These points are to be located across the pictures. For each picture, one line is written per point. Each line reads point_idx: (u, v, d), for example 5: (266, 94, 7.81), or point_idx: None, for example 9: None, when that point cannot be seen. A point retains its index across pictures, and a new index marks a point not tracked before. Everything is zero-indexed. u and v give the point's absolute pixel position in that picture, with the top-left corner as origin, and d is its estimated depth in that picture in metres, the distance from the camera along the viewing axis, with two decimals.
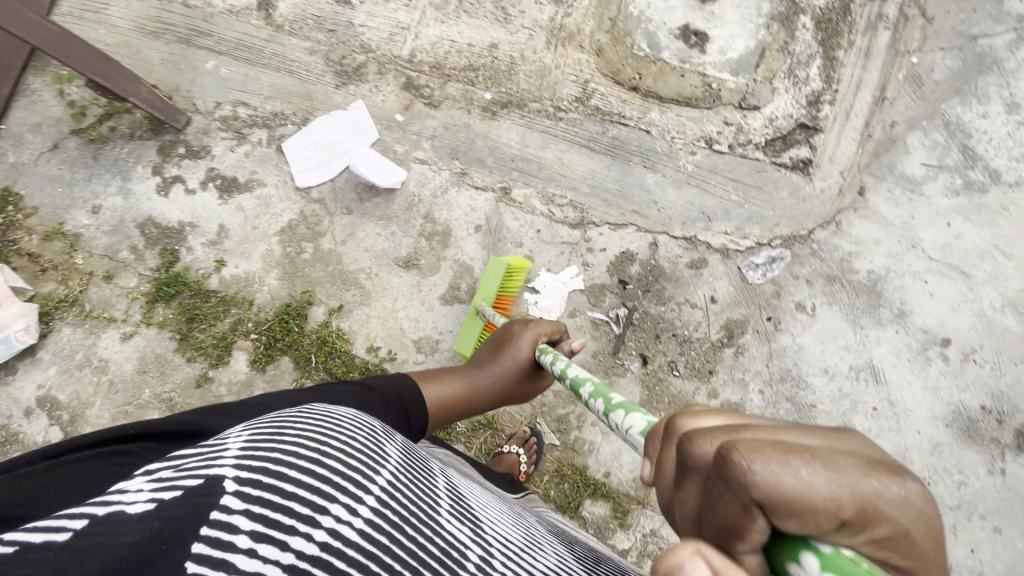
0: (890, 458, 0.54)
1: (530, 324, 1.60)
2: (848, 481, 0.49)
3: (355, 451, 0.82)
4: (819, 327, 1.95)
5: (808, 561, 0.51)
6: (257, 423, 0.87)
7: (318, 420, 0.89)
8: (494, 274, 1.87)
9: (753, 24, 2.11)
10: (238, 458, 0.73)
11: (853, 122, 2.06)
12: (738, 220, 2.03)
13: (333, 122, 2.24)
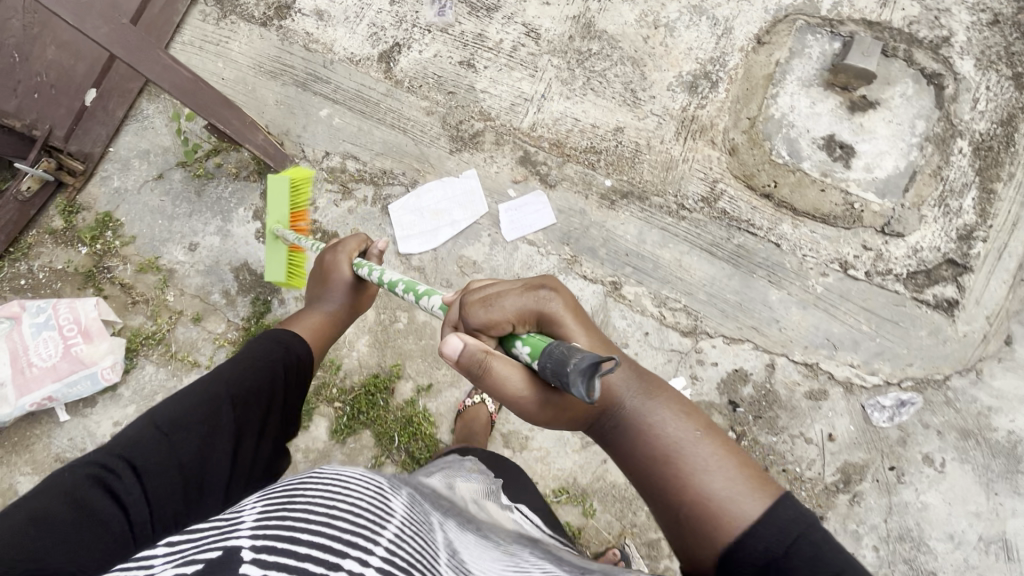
0: (554, 287, 1.06)
1: (336, 245, 1.54)
2: (526, 300, 1.02)
3: (364, 510, 0.75)
4: (947, 486, 1.79)
5: (518, 346, 1.00)
6: (268, 492, 0.82)
7: (321, 482, 0.83)
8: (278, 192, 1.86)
9: (904, 143, 1.97)
10: (252, 530, 0.66)
11: (1006, 262, 1.90)
12: (867, 354, 1.89)
13: (427, 190, 2.17)
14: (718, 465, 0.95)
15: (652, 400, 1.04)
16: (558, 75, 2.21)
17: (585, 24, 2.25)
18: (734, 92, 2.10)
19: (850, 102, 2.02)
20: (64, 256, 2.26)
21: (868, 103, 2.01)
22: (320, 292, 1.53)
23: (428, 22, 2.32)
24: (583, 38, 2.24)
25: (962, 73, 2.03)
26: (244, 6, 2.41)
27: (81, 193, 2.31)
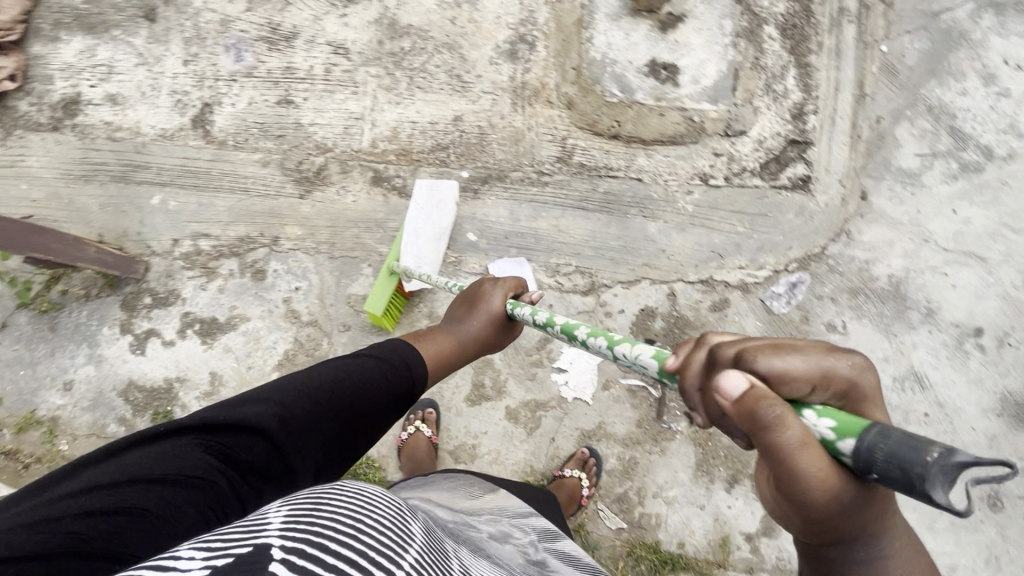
0: (846, 360, 0.72)
1: (498, 282, 1.44)
2: (816, 362, 0.71)
3: (384, 527, 0.74)
4: (854, 344, 1.92)
5: (807, 414, 0.68)
6: (290, 499, 0.77)
7: (341, 492, 0.81)
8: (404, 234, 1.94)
9: (720, 45, 2.03)
10: (282, 530, 0.65)
11: (840, 126, 2.01)
12: (751, 252, 1.97)
13: (424, 211, 1.98)
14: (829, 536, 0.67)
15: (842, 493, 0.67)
16: (380, 83, 2.13)
17: (389, 24, 2.17)
18: (553, 46, 2.09)
19: (660, 22, 2.05)
20: None
21: (676, 18, 2.05)
22: (462, 315, 1.42)
23: (231, 71, 2.18)
24: (391, 38, 2.16)
25: None
26: (26, 115, 2.18)
27: None
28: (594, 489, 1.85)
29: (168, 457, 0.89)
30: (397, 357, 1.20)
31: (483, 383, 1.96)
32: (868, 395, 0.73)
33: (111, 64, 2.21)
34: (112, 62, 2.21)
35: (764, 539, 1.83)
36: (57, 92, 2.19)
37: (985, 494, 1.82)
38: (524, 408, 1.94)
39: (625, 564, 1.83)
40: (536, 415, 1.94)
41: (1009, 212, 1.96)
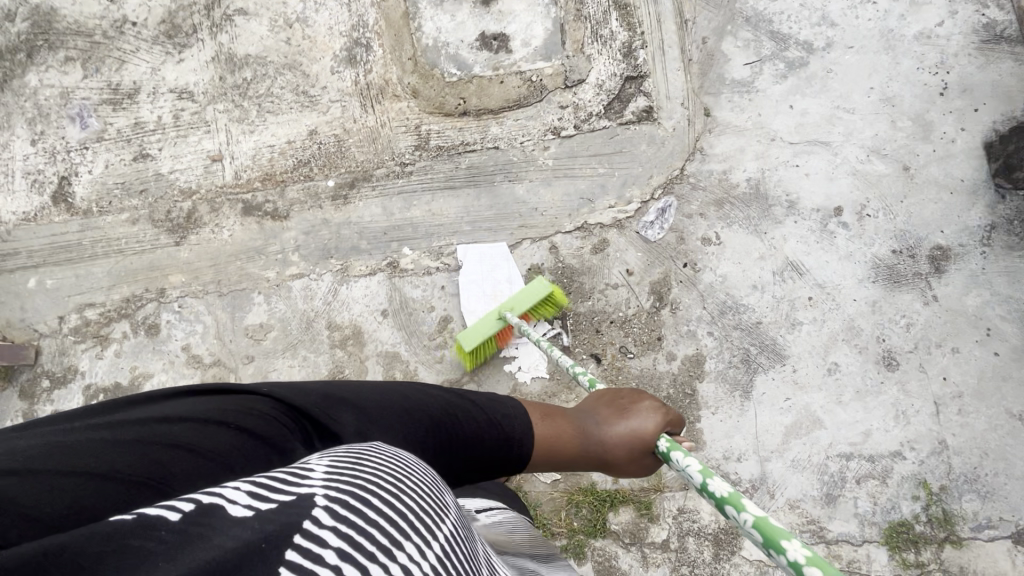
0: None
1: (660, 408, 1.16)
2: None
3: (429, 488, 0.64)
4: (730, 251, 2.00)
5: None
6: (332, 451, 0.66)
7: (386, 449, 0.69)
8: (533, 292, 1.87)
9: (541, 6, 2.12)
10: (326, 478, 0.56)
11: (671, 54, 2.11)
12: (616, 189, 2.05)
13: (484, 274, 2.02)
14: None
15: None
16: (231, 117, 2.16)
17: (227, 59, 2.20)
18: (387, 43, 2.15)
19: None
20: None
21: None
22: (605, 415, 1.16)
23: (81, 140, 2.18)
24: (232, 72, 2.19)
25: None
26: None
27: None
28: None
29: (247, 411, 0.76)
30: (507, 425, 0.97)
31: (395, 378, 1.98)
32: None
33: None
34: None
35: (691, 454, 1.88)
36: None
37: (880, 357, 1.92)
38: None
39: (566, 513, 1.87)
40: None
41: (839, 96, 2.09)
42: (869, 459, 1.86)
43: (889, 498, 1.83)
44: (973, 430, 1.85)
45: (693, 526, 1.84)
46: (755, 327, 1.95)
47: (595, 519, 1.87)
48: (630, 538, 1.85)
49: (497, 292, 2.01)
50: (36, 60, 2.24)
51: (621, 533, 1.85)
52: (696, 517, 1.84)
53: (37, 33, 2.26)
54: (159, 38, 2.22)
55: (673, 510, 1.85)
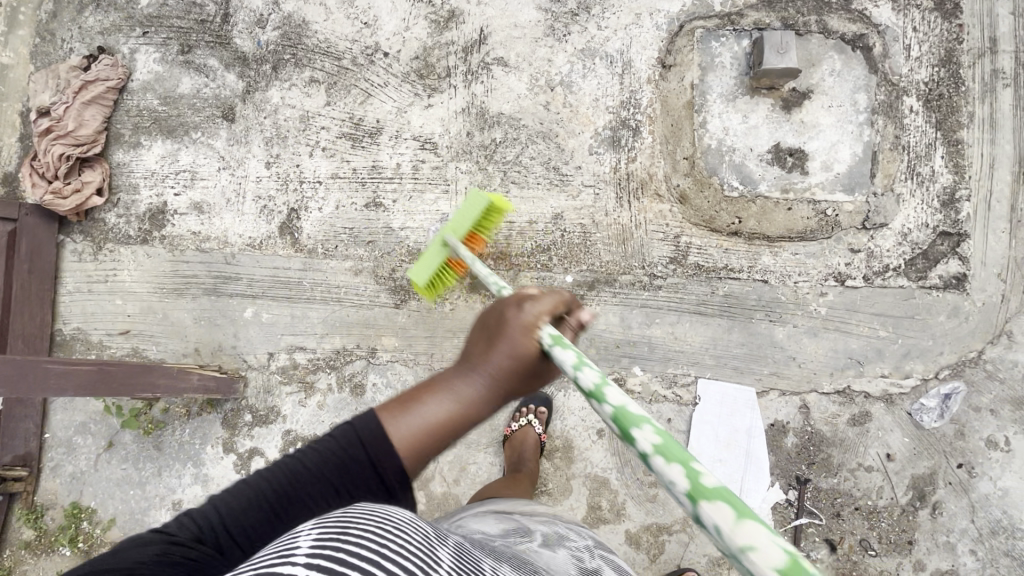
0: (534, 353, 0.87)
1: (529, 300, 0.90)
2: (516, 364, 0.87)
3: (413, 552, 0.67)
4: (1019, 463, 1.72)
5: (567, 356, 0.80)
6: (324, 517, 0.70)
7: (371, 512, 0.73)
8: (472, 208, 1.56)
9: (853, 124, 1.81)
10: (308, 554, 0.59)
11: (998, 210, 1.77)
12: (895, 359, 1.78)
13: (721, 416, 1.83)
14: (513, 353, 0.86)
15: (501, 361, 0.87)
16: (472, 180, 2.00)
17: (478, 114, 2.03)
18: (660, 132, 1.91)
19: (783, 100, 1.84)
20: (50, 568, 2.04)
21: (801, 95, 1.83)
22: (470, 350, 0.90)
23: (317, 173, 2.09)
24: (481, 130, 2.02)
25: (884, 20, 1.85)
26: (116, 228, 2.14)
27: (38, 491, 2.07)
28: None
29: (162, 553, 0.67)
30: (389, 424, 0.81)
31: (600, 505, 1.85)
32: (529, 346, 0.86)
33: (194, 170, 2.15)
34: (194, 168, 2.15)
35: None
36: (142, 202, 2.15)
37: None
38: (645, 532, 1.83)
39: None
40: (658, 541, 1.82)
41: None
42: None
43: None
44: None
45: None
46: None
47: None
48: None
49: (732, 440, 1.82)
50: (280, 74, 2.14)
51: None
52: None
53: (286, 45, 2.15)
54: (410, 76, 2.07)
55: None
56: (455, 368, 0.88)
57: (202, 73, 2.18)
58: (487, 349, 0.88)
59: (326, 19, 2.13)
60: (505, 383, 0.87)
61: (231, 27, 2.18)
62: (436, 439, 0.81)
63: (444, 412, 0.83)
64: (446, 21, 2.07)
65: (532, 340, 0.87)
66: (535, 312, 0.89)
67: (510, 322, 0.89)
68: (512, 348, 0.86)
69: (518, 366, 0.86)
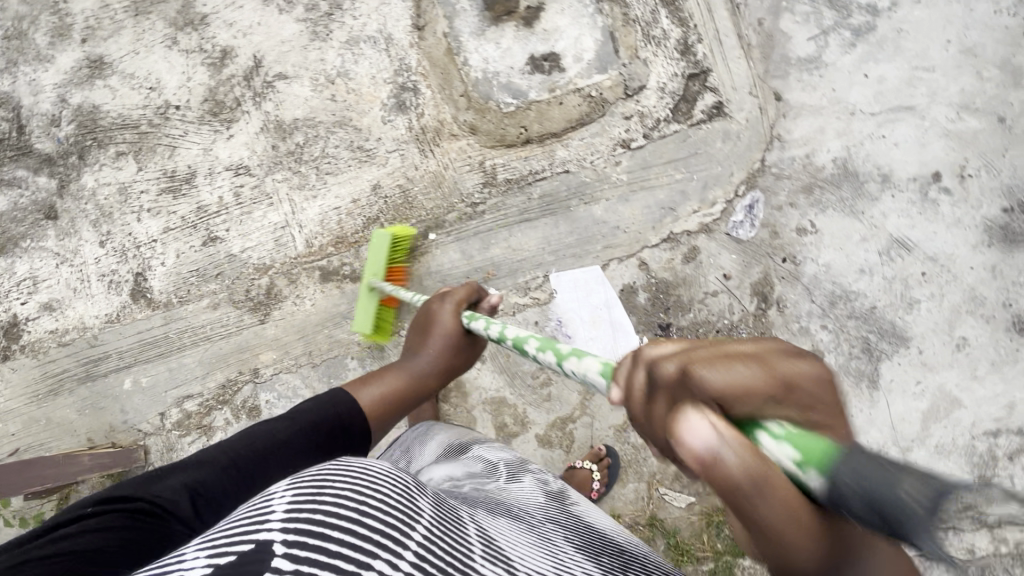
0: (456, 300, 1.46)
1: (446, 297, 1.46)
2: (439, 329, 1.43)
3: (393, 504, 0.77)
4: (830, 237, 1.92)
5: (475, 323, 1.37)
6: (299, 478, 0.80)
7: (352, 470, 0.82)
8: (381, 246, 1.84)
9: (587, 17, 2.04)
10: (284, 520, 0.69)
11: (728, 42, 2.02)
12: (698, 193, 1.97)
13: (580, 301, 1.98)
14: (422, 349, 1.42)
15: (421, 346, 1.43)
16: (291, 185, 2.13)
17: (277, 128, 2.17)
18: (435, 83, 2.10)
19: (523, 19, 2.06)
20: None
21: (536, 9, 2.06)
22: (417, 344, 1.44)
23: (150, 234, 2.17)
24: (285, 139, 2.16)
25: None
26: None
27: None
28: (604, 487, 1.82)
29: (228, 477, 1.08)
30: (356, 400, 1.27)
31: (506, 422, 1.94)
32: (448, 322, 1.42)
33: (34, 275, 2.19)
34: (34, 273, 2.19)
35: None
36: None
37: (1010, 323, 1.82)
38: (553, 429, 1.92)
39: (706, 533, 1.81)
40: (566, 434, 1.91)
41: (915, 55, 1.97)
42: (1017, 431, 1.77)
43: None
44: None
45: None
46: (871, 313, 1.86)
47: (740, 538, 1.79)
48: None
49: (596, 318, 1.96)
50: (88, 159, 2.23)
51: None
52: None
53: (85, 133, 2.25)
54: (206, 117, 2.21)
55: None
56: (406, 354, 1.44)
57: (14, 186, 2.25)
58: (425, 339, 1.43)
59: (114, 97, 2.25)
60: (442, 358, 1.42)
61: (28, 135, 2.26)
62: (389, 398, 1.33)
63: (397, 378, 1.37)
64: (221, 60, 2.23)
65: (451, 320, 1.43)
66: (452, 303, 1.46)
67: (435, 316, 1.44)
68: (440, 329, 1.42)
69: (448, 341, 1.41)
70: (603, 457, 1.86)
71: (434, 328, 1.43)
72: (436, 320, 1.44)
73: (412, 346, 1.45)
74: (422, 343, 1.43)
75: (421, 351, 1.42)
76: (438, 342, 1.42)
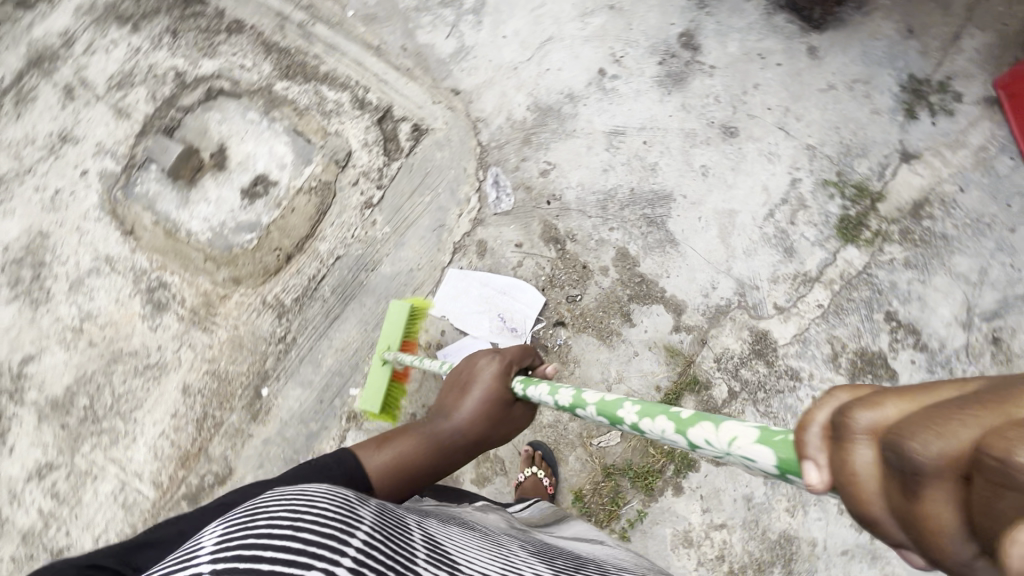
0: (501, 366, 1.29)
1: (493, 357, 1.31)
2: (478, 391, 1.27)
3: (331, 515, 0.66)
4: (567, 162, 2.12)
5: (632, 412, 0.89)
6: (227, 519, 0.69)
7: (286, 497, 0.71)
8: (395, 317, 1.83)
9: (267, 132, 2.15)
10: (208, 555, 0.57)
11: (389, 78, 2.21)
12: (451, 199, 2.10)
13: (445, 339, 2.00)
14: (457, 411, 1.28)
15: (457, 408, 1.28)
16: (104, 446, 1.97)
17: (55, 406, 2.00)
18: (176, 266, 2.07)
19: (217, 168, 2.13)
20: None
21: (221, 154, 2.14)
22: (452, 402, 1.30)
23: None
24: (70, 411, 1.99)
25: (212, 69, 2.22)
26: None
27: None
28: (553, 475, 1.87)
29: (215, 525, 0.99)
30: (359, 472, 1.15)
31: None
32: (483, 388, 1.26)
33: None
34: None
35: (685, 317, 1.98)
36: None
37: (723, 133, 2.13)
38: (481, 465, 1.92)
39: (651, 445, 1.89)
40: (496, 459, 1.96)
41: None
42: (784, 201, 2.05)
43: (820, 213, 2.03)
44: (816, 121, 2.09)
45: (737, 360, 1.94)
46: (634, 194, 2.09)
47: None
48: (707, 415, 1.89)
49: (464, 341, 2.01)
50: None
51: None
52: (735, 352, 1.94)
53: None
54: None
55: (715, 368, 1.93)
56: (439, 412, 1.32)
57: None
58: (461, 400, 1.29)
59: None
60: (473, 426, 1.27)
61: None
62: (399, 472, 1.21)
63: (418, 442, 1.26)
64: None
65: (493, 386, 1.27)
66: (504, 369, 1.28)
67: (476, 378, 1.29)
68: (477, 394, 1.27)
69: (481, 408, 1.26)
70: (535, 451, 1.91)
71: (470, 399, 1.27)
72: (471, 384, 1.29)
73: (442, 407, 1.32)
74: (456, 410, 1.28)
75: (452, 417, 1.28)
76: (471, 411, 1.26)
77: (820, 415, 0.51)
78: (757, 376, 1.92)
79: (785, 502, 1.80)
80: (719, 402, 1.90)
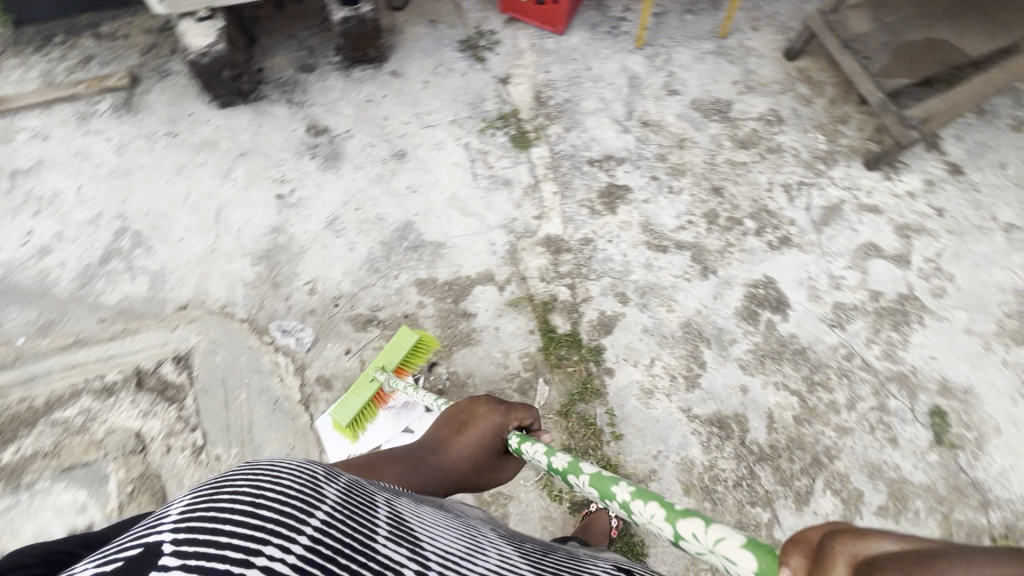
0: (506, 417, 1.42)
1: (500, 408, 1.44)
2: (485, 437, 1.39)
3: (294, 491, 0.68)
4: (320, 267, 2.26)
5: (647, 503, 0.99)
6: (200, 488, 0.68)
7: (255, 472, 0.71)
8: (400, 347, 1.95)
9: (36, 499, 1.82)
10: (175, 521, 0.59)
11: (113, 350, 2.07)
12: (263, 374, 2.05)
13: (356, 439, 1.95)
14: (461, 450, 1.38)
15: (461, 444, 1.39)
16: None
17: None
18: None
19: None
20: None
21: None
22: (455, 438, 1.40)
23: None
24: None
25: None
26: None
27: None
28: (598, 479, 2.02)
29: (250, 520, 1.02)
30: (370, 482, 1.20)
31: None
32: (489, 434, 1.39)
33: None
34: None
35: (498, 276, 2.28)
36: None
37: (398, 158, 2.51)
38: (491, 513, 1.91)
39: (567, 365, 2.13)
40: (495, 498, 1.95)
41: (171, 204, 2.37)
42: (474, 160, 2.52)
43: (499, 148, 2.55)
44: (441, 108, 2.64)
45: (551, 266, 2.31)
46: (386, 242, 2.32)
47: (567, 338, 2.18)
48: (573, 313, 2.22)
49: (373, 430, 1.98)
50: None
51: (571, 319, 2.21)
52: (545, 264, 2.31)
53: None
54: None
55: (547, 283, 2.28)
56: (444, 445, 1.41)
57: None
58: (466, 437, 1.40)
59: None
60: (466, 464, 1.38)
61: None
62: None
63: (416, 466, 1.33)
64: None
65: (499, 435, 1.41)
66: (503, 419, 1.42)
67: (476, 420, 1.42)
68: (481, 438, 1.39)
69: (480, 452, 1.38)
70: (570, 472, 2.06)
71: (474, 440, 1.39)
72: (478, 423, 1.41)
73: (448, 440, 1.41)
74: (458, 448, 1.39)
75: (455, 452, 1.38)
76: (469, 456, 1.38)
77: (813, 535, 0.59)
78: (570, 262, 2.32)
79: (662, 308, 2.25)
80: (570, 298, 2.25)
